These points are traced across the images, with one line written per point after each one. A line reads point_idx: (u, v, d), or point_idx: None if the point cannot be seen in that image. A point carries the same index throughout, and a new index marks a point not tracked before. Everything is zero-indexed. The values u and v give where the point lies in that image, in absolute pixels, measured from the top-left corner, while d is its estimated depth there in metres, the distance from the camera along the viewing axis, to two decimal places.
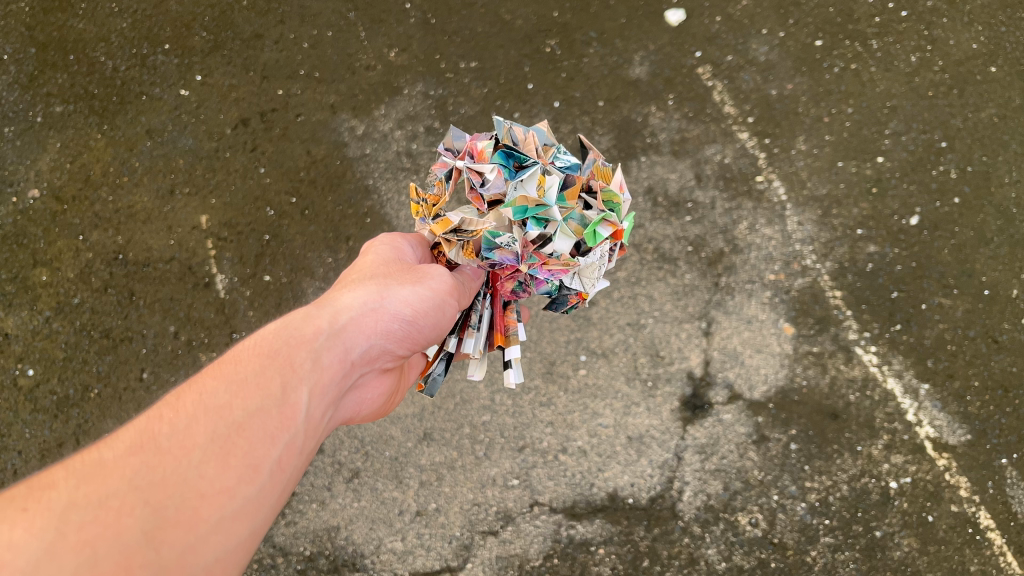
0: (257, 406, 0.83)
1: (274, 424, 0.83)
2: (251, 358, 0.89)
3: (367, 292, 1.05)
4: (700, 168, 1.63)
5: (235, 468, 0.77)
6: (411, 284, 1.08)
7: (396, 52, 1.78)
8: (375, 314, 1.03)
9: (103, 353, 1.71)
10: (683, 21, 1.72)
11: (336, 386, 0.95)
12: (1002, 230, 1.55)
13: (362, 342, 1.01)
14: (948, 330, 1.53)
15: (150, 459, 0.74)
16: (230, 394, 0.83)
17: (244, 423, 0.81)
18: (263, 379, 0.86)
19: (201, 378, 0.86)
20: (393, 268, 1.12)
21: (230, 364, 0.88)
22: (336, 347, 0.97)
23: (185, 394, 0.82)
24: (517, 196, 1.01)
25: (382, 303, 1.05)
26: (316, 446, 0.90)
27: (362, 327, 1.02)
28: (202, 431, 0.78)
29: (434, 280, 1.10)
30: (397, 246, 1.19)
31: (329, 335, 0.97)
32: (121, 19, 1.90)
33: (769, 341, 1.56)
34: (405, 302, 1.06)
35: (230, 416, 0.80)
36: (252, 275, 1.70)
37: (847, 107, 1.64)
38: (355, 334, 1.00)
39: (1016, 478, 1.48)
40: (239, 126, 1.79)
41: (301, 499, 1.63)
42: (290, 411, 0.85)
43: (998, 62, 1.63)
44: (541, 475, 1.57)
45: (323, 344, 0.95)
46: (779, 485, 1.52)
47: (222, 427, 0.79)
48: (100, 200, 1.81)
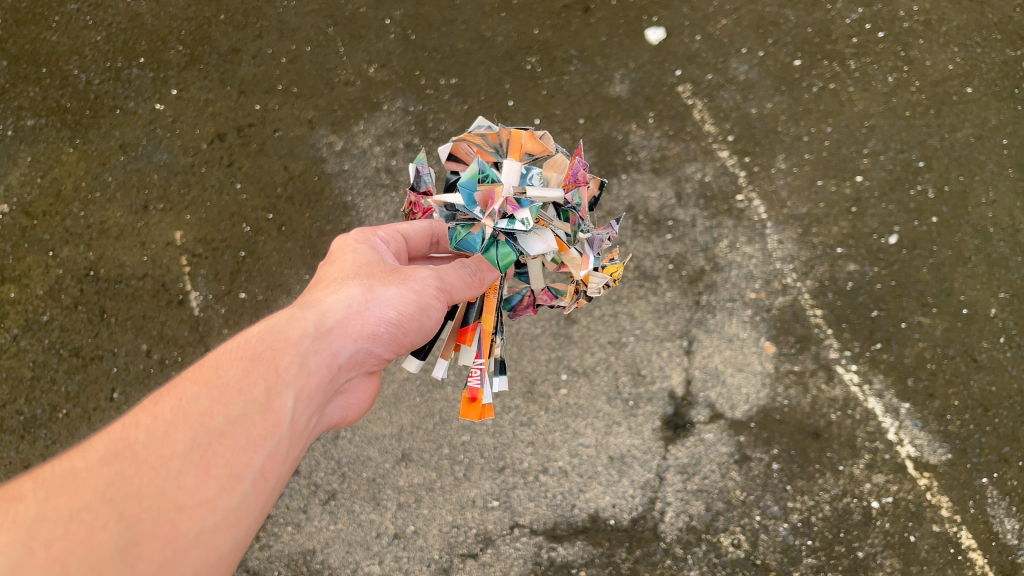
0: (238, 412, 0.81)
1: (258, 431, 0.81)
2: (234, 362, 0.86)
3: (352, 294, 1.02)
4: (680, 186, 1.63)
5: (217, 477, 0.76)
6: (395, 287, 1.04)
7: (376, 68, 1.77)
8: (361, 316, 1.00)
9: (73, 373, 1.67)
10: (663, 40, 1.72)
11: (322, 394, 0.92)
12: (979, 249, 1.56)
13: (348, 347, 0.98)
14: (928, 349, 1.53)
15: (125, 469, 0.73)
16: (211, 399, 0.81)
17: (225, 430, 0.79)
18: (246, 384, 0.84)
19: (183, 382, 0.84)
20: (376, 268, 1.08)
21: (211, 367, 0.86)
22: (322, 351, 0.94)
23: (164, 398, 0.81)
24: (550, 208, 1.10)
25: (368, 305, 1.02)
26: (299, 453, 0.88)
27: (349, 330, 0.99)
28: (182, 438, 0.76)
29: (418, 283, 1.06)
30: (372, 246, 1.13)
31: (315, 338, 0.94)
32: (96, 33, 1.87)
33: (750, 359, 1.56)
34: (390, 306, 1.03)
35: (211, 423, 0.79)
36: (227, 292, 1.67)
37: (826, 126, 1.64)
38: (340, 338, 0.97)
39: (997, 497, 1.48)
40: (215, 141, 1.76)
41: (276, 521, 1.60)
42: (273, 417, 0.83)
43: (975, 83, 1.64)
44: (521, 496, 1.55)
45: (308, 348, 0.92)
46: (761, 505, 1.51)
47: (202, 433, 0.78)
48: (71, 216, 1.77)
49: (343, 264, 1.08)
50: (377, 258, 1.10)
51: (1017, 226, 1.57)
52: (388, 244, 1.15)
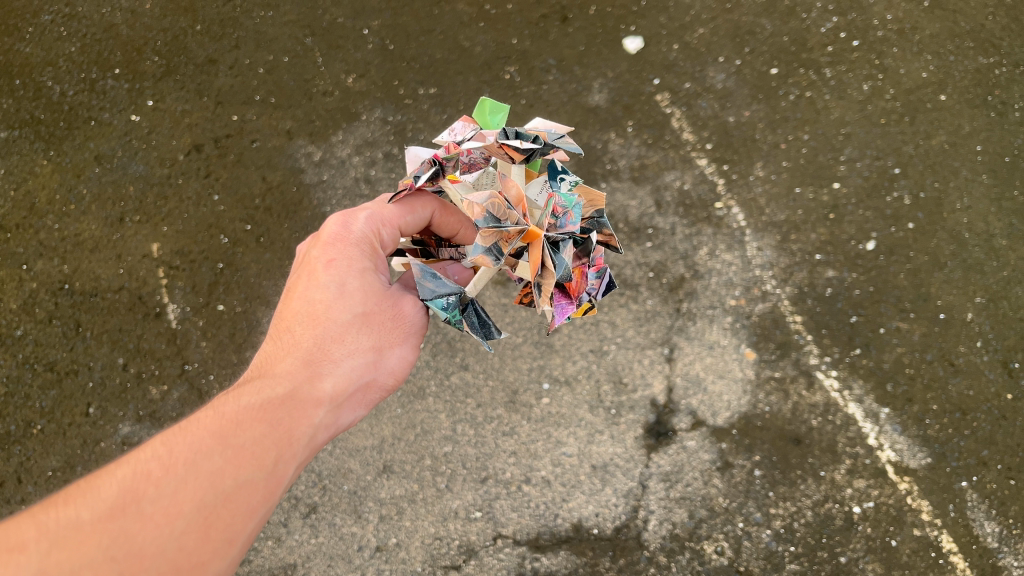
0: (247, 479, 0.81)
1: (260, 499, 0.82)
2: (253, 423, 0.85)
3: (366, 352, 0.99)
4: (659, 195, 1.64)
5: (216, 541, 0.77)
6: (402, 350, 1.02)
7: (354, 78, 1.76)
8: (366, 385, 0.98)
9: (47, 388, 1.65)
10: (640, 49, 1.73)
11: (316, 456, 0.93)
12: (955, 254, 1.58)
13: (350, 414, 0.98)
14: (906, 354, 1.54)
15: (131, 526, 0.73)
16: (226, 461, 0.80)
17: (232, 495, 0.79)
18: (259, 449, 0.83)
19: (197, 431, 0.82)
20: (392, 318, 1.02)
21: (230, 419, 0.85)
22: (330, 420, 0.93)
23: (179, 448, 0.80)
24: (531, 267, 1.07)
25: (375, 373, 0.99)
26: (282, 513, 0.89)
27: (353, 397, 0.97)
28: (190, 498, 0.77)
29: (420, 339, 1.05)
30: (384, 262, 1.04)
31: (328, 409, 0.93)
32: (70, 44, 1.86)
33: (731, 366, 1.56)
34: (392, 373, 1.01)
35: (220, 487, 0.79)
36: (205, 304, 1.66)
37: (803, 133, 1.66)
38: (348, 405, 0.96)
39: (976, 500, 1.49)
40: (192, 152, 1.75)
41: (255, 535, 1.58)
42: (277, 487, 0.84)
43: (948, 90, 1.66)
44: (504, 507, 1.55)
45: (321, 417, 0.91)
46: (744, 512, 1.51)
47: (210, 497, 0.78)
48: (45, 229, 1.75)
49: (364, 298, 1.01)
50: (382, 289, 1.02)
51: (992, 232, 1.59)
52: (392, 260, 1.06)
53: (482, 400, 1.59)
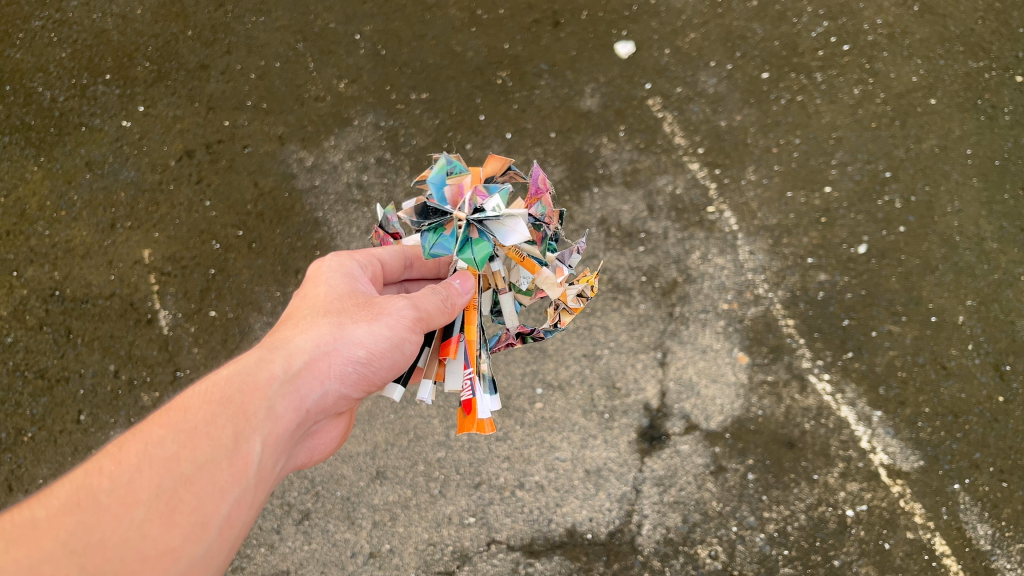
0: (204, 458, 0.83)
1: (224, 477, 0.83)
2: (201, 407, 0.87)
3: (321, 332, 1.01)
4: (652, 199, 1.64)
5: (182, 525, 0.78)
6: (366, 322, 1.03)
7: (346, 83, 1.76)
8: (329, 357, 1.00)
9: (38, 395, 1.64)
10: (632, 54, 1.73)
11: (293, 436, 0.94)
12: (946, 258, 1.58)
13: (317, 389, 0.98)
14: (898, 357, 1.55)
15: (88, 518, 0.76)
16: (179, 445, 0.83)
17: (192, 476, 0.81)
18: (214, 429, 0.85)
19: (150, 425, 0.85)
20: (349, 301, 1.06)
21: (179, 411, 0.87)
22: (291, 394, 0.94)
23: (130, 444, 0.83)
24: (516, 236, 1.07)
25: (336, 344, 1.01)
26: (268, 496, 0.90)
27: (317, 371, 0.99)
28: (147, 486, 0.79)
29: (392, 316, 1.04)
30: (350, 270, 1.11)
31: (284, 382, 0.94)
32: (61, 50, 1.85)
33: (724, 370, 1.56)
34: (360, 343, 1.02)
35: (178, 471, 0.81)
36: (197, 310, 1.65)
37: (795, 137, 1.66)
38: (310, 378, 0.97)
39: (969, 503, 1.49)
40: (184, 158, 1.75)
41: (248, 542, 1.57)
42: (241, 462, 0.85)
43: (938, 94, 1.67)
44: (498, 512, 1.54)
45: (277, 391, 0.93)
46: (737, 516, 1.51)
47: (167, 481, 0.80)
48: (36, 235, 1.74)
49: (320, 296, 1.06)
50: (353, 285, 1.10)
51: (982, 235, 1.59)
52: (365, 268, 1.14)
53: None
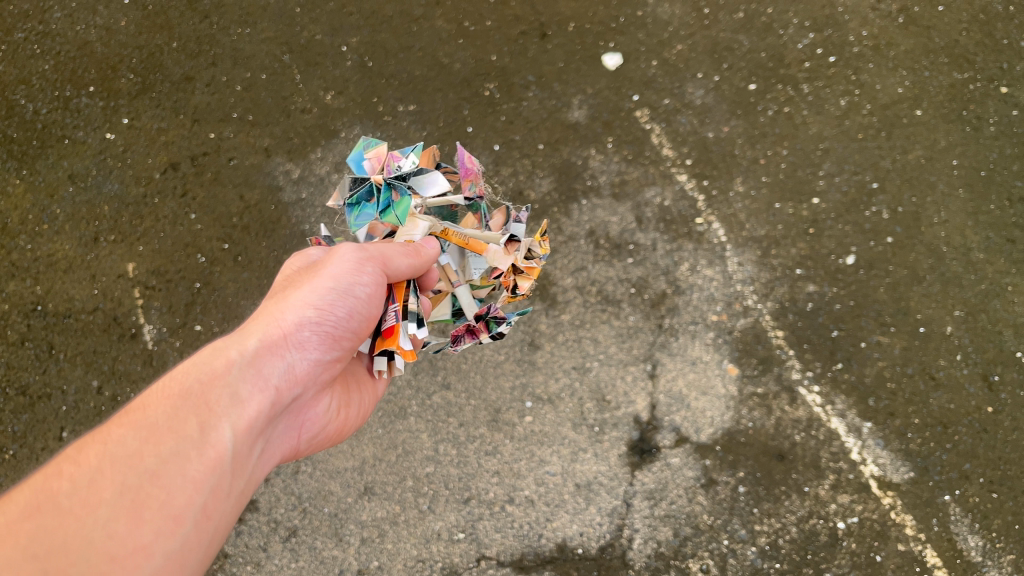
0: (170, 451, 0.80)
1: (192, 467, 0.80)
2: (160, 401, 0.84)
3: (271, 312, 1.00)
4: (640, 211, 1.64)
5: (152, 521, 0.75)
6: (309, 284, 1.02)
7: (332, 95, 1.75)
8: (285, 329, 0.98)
9: (20, 412, 1.62)
10: (619, 65, 1.73)
11: (264, 419, 0.91)
12: (934, 268, 1.59)
13: (282, 363, 0.96)
14: (887, 368, 1.55)
15: (50, 523, 0.72)
16: (139, 442, 0.79)
17: (157, 470, 0.78)
18: (173, 422, 0.82)
19: (108, 427, 0.82)
20: (297, 276, 1.07)
21: (137, 410, 0.84)
22: (254, 375, 0.92)
23: (89, 446, 0.80)
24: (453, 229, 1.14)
25: (288, 315, 0.99)
26: (243, 482, 0.88)
27: (278, 346, 0.96)
28: (110, 486, 0.76)
29: (336, 266, 1.02)
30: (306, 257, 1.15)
31: (243, 365, 0.92)
32: (44, 61, 1.83)
33: (713, 382, 1.56)
34: (309, 304, 0.99)
35: (141, 466, 0.78)
36: (182, 324, 1.63)
37: (782, 148, 1.66)
38: (271, 357, 0.95)
39: (959, 515, 1.49)
40: (168, 171, 1.73)
41: (235, 560, 1.56)
42: (209, 451, 0.83)
43: (923, 106, 1.68)
44: (488, 527, 1.53)
45: (237, 375, 0.90)
46: (728, 530, 1.51)
47: (131, 478, 0.77)
48: (19, 249, 1.72)
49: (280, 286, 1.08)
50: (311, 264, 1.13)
51: (969, 246, 1.60)
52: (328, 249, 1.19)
53: (465, 420, 1.57)
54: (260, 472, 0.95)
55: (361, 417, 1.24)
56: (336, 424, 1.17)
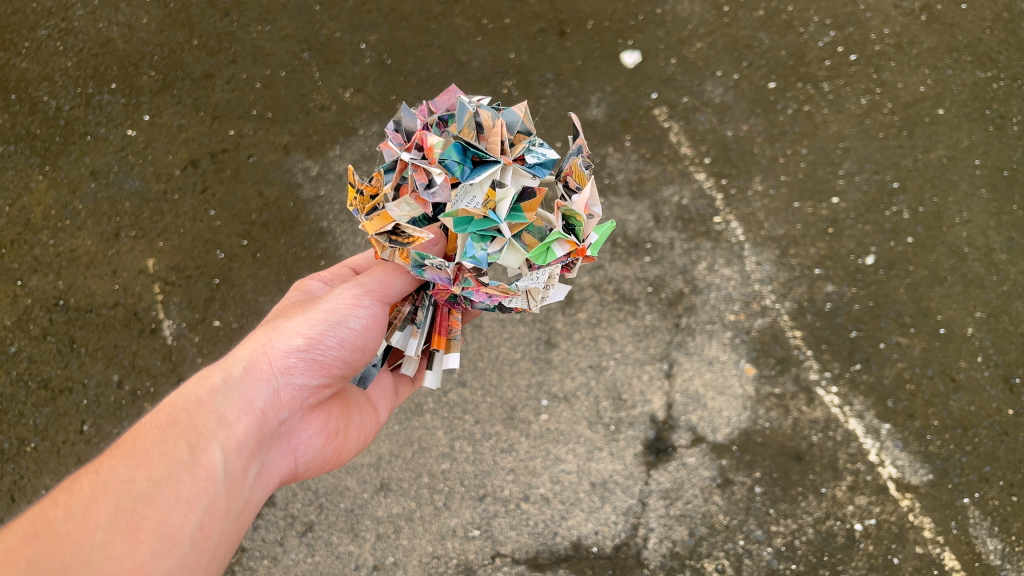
0: (161, 474, 0.83)
1: (185, 489, 0.84)
2: (148, 431, 0.88)
3: (257, 340, 1.03)
4: (658, 209, 1.63)
5: (149, 541, 0.78)
6: (300, 318, 1.05)
7: (351, 92, 1.75)
8: (268, 357, 1.01)
9: (41, 405, 1.64)
10: (638, 63, 1.73)
11: (252, 441, 0.95)
12: (955, 269, 1.57)
13: (264, 389, 0.99)
14: (907, 369, 1.53)
15: (47, 546, 0.74)
16: (131, 468, 0.83)
17: (150, 493, 0.81)
18: (164, 447, 0.87)
19: (100, 458, 0.86)
20: (292, 309, 1.11)
21: (128, 442, 0.88)
22: (237, 400, 0.95)
23: (82, 476, 0.83)
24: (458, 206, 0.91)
25: (272, 344, 1.02)
26: (238, 503, 0.91)
27: (261, 374, 0.99)
28: (105, 510, 0.79)
29: (331, 302, 1.05)
30: (306, 291, 1.21)
31: (226, 391, 0.96)
32: (66, 59, 1.85)
33: (730, 382, 1.55)
34: (295, 334, 1.02)
35: (135, 489, 0.81)
36: (201, 320, 1.64)
37: (801, 147, 1.65)
38: (255, 384, 0.98)
39: (979, 517, 1.48)
40: (188, 167, 1.74)
41: (252, 555, 1.56)
42: (199, 473, 0.86)
43: (945, 104, 1.66)
44: (503, 525, 1.53)
45: (221, 401, 0.94)
46: (745, 530, 1.50)
47: (126, 501, 0.80)
48: (40, 244, 1.74)
49: (271, 315, 1.12)
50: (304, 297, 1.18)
51: (991, 246, 1.58)
52: (326, 285, 1.23)
53: (481, 417, 1.58)
54: (257, 498, 0.98)
55: (360, 441, 1.24)
56: (334, 449, 1.17)
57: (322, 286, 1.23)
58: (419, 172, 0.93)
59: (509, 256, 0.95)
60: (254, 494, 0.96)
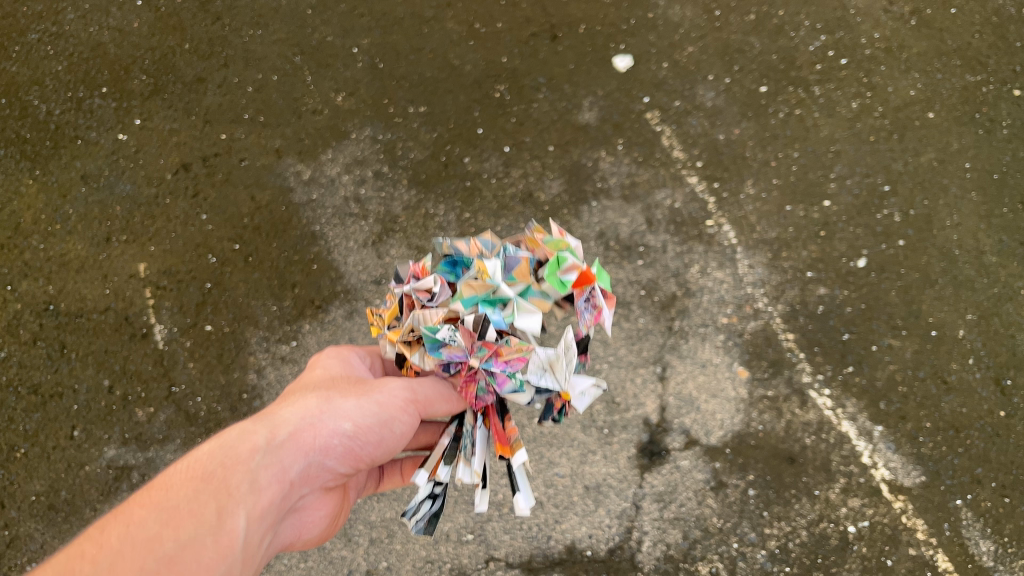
0: (188, 536, 0.81)
1: (208, 556, 0.82)
2: (183, 484, 0.86)
3: (307, 406, 1.02)
4: (650, 213, 1.63)
5: None
6: (354, 399, 1.05)
7: (343, 97, 1.75)
8: (313, 428, 1.00)
9: (31, 411, 1.62)
10: (630, 67, 1.73)
11: (276, 511, 0.93)
12: (946, 271, 1.58)
13: (301, 461, 0.98)
14: (899, 372, 1.54)
15: None
16: (161, 524, 0.81)
17: (175, 556, 0.79)
18: (196, 506, 0.84)
19: (130, 507, 0.84)
20: (340, 381, 1.09)
21: (160, 490, 0.86)
22: (274, 465, 0.94)
23: (111, 526, 0.81)
24: (462, 288, 0.99)
25: (322, 417, 1.01)
26: (251, 572, 0.89)
27: (301, 443, 0.98)
28: (129, 568, 0.77)
29: (383, 395, 1.06)
30: (345, 359, 1.17)
31: (267, 453, 0.94)
32: (57, 62, 1.84)
33: (723, 385, 1.55)
34: (346, 417, 1.02)
35: (161, 549, 0.79)
36: (193, 324, 1.64)
37: (793, 151, 1.66)
38: (295, 452, 0.97)
39: (971, 519, 1.48)
40: (180, 171, 1.73)
41: None
42: (225, 539, 0.84)
43: (936, 108, 1.67)
44: (496, 529, 1.53)
45: (259, 464, 0.92)
46: (738, 533, 1.50)
47: (151, 562, 0.78)
48: (31, 248, 1.73)
49: (315, 378, 1.11)
50: (346, 367, 1.15)
51: (982, 248, 1.59)
52: (364, 358, 1.21)
53: None
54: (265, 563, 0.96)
55: (347, 512, 1.23)
56: (326, 529, 1.15)
57: (361, 359, 1.20)
58: (420, 291, 1.02)
59: (525, 318, 0.98)
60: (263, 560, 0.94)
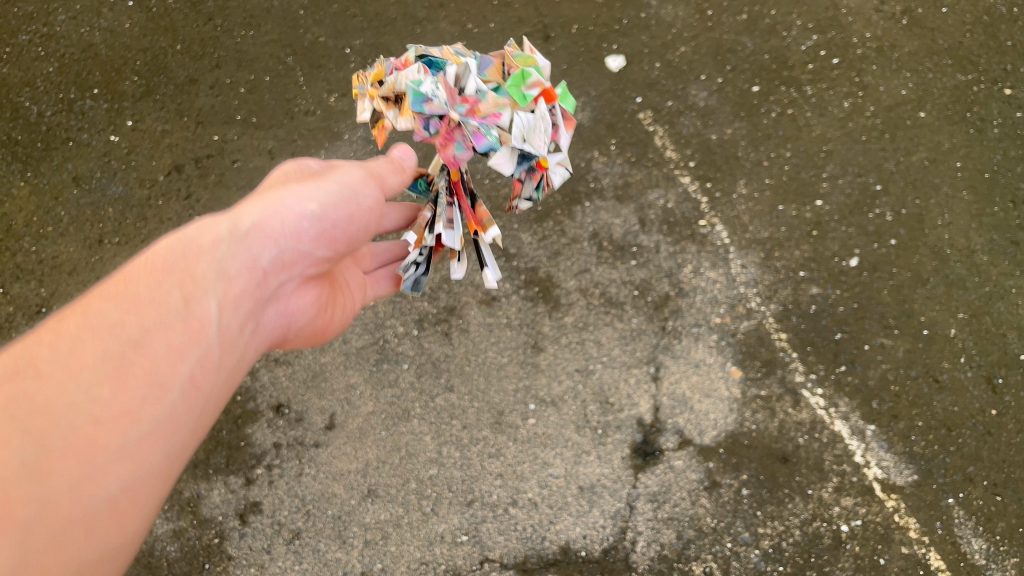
0: (152, 322, 0.85)
1: (173, 340, 0.86)
2: (144, 276, 0.89)
3: (268, 199, 1.03)
4: (643, 213, 1.64)
5: (134, 388, 0.81)
6: (315, 184, 1.06)
7: (336, 97, 1.75)
8: (280, 216, 1.02)
9: None
10: (623, 67, 1.74)
11: (245, 299, 0.97)
12: (937, 270, 1.59)
13: (270, 247, 1.00)
14: (891, 371, 1.54)
15: (31, 385, 0.76)
16: (123, 312, 0.85)
17: (140, 339, 0.83)
18: (158, 298, 0.87)
19: (87, 300, 0.86)
20: (303, 176, 1.13)
21: (121, 283, 0.89)
22: (240, 254, 0.97)
23: (69, 317, 0.84)
24: (458, 66, 1.04)
25: (284, 204, 1.02)
26: (223, 364, 0.94)
27: (269, 231, 1.00)
28: (90, 351, 0.80)
29: (348, 177, 1.10)
30: (301, 165, 1.18)
31: (230, 242, 0.96)
32: (48, 64, 1.84)
33: (717, 384, 1.56)
34: (309, 200, 1.04)
35: (125, 332, 0.83)
36: None
37: (786, 150, 1.66)
38: (261, 238, 0.99)
39: (963, 517, 1.49)
40: (172, 173, 1.73)
41: (238, 563, 1.54)
42: (194, 325, 0.89)
43: (927, 107, 1.68)
44: (491, 530, 1.53)
45: (222, 251, 0.95)
46: (732, 532, 1.50)
47: (114, 348, 0.82)
48: (22, 251, 1.72)
49: (280, 177, 1.13)
50: (303, 171, 1.15)
51: (973, 247, 1.60)
52: (321, 164, 1.20)
53: (468, 422, 1.57)
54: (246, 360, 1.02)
55: (343, 322, 1.32)
56: (319, 320, 1.23)
57: (320, 166, 1.19)
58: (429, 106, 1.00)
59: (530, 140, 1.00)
60: (244, 357, 1.00)
